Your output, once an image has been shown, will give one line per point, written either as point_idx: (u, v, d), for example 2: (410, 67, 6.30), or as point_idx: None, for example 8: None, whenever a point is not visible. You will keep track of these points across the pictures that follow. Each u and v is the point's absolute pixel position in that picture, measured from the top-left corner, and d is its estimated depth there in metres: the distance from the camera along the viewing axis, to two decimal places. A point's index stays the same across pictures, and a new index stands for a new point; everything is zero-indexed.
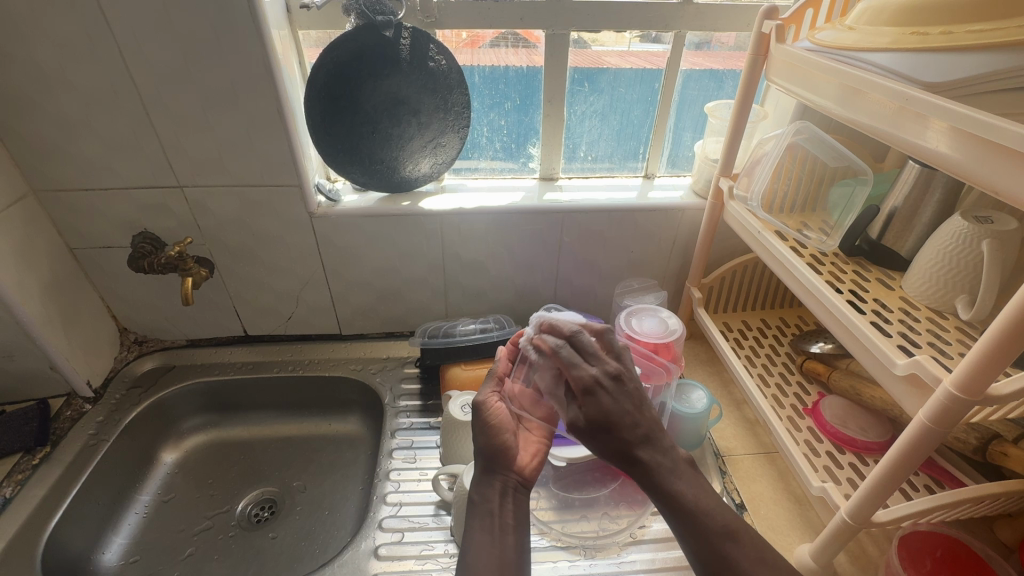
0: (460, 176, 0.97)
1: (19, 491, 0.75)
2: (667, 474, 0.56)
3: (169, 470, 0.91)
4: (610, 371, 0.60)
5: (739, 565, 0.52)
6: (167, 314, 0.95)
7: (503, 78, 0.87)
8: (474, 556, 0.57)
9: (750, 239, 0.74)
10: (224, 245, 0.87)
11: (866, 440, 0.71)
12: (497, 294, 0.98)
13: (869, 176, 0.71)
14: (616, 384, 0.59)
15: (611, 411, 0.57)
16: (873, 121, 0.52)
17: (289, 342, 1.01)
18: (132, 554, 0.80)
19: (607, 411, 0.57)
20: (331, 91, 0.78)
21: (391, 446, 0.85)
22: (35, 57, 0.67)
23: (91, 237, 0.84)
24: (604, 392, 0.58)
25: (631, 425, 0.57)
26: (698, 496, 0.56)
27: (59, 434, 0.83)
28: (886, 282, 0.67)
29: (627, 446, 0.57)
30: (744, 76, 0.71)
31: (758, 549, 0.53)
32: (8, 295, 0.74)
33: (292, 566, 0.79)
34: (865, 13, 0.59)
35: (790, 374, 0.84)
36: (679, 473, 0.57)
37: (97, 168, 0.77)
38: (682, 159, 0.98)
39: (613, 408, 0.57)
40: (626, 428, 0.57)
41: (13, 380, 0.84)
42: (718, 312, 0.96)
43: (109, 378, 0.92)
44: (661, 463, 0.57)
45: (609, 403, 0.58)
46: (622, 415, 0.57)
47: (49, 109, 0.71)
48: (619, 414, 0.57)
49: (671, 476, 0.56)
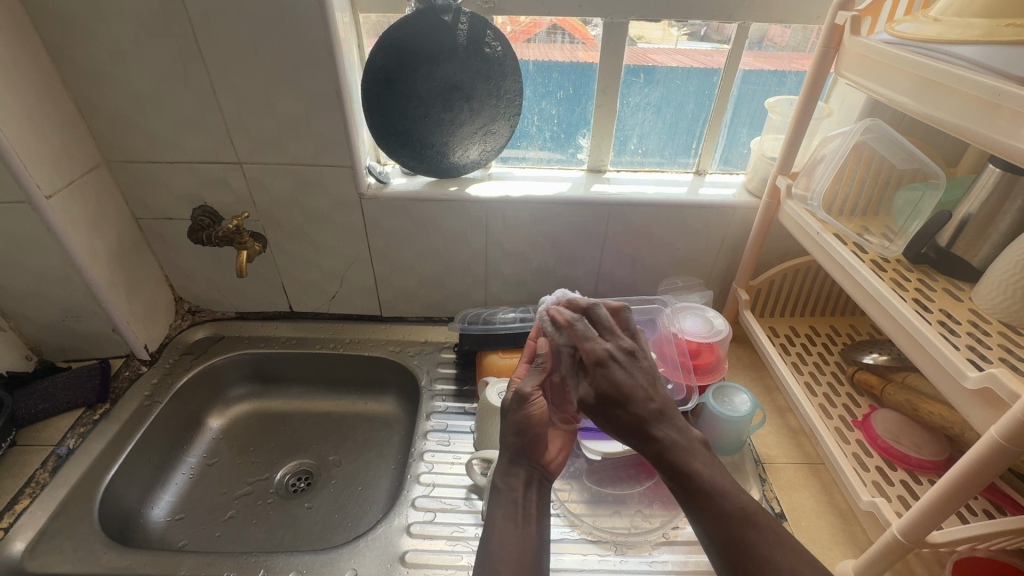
0: (507, 165, 0.97)
1: (81, 443, 0.80)
2: (684, 454, 0.55)
3: (214, 435, 0.95)
4: (623, 346, 0.60)
5: (759, 552, 0.50)
6: (220, 286, 0.99)
7: (556, 68, 0.87)
8: (497, 543, 0.59)
9: (808, 240, 0.71)
10: (277, 222, 0.90)
11: (920, 457, 0.67)
12: (537, 285, 0.98)
13: (942, 180, 0.66)
14: (630, 359, 0.59)
15: (624, 383, 0.57)
16: (956, 119, 0.49)
17: (332, 321, 1.04)
18: (178, 512, 0.84)
19: (619, 384, 0.56)
20: (388, 75, 0.79)
21: (426, 428, 0.86)
22: (115, 33, 0.71)
23: (155, 208, 0.88)
24: (618, 365, 0.58)
25: (643, 400, 0.56)
26: (716, 476, 0.54)
27: (118, 393, 0.88)
28: (954, 293, 0.63)
29: (640, 421, 0.55)
30: (811, 70, 0.68)
31: (778, 533, 0.51)
32: (79, 258, 0.79)
33: (326, 536, 0.81)
34: (953, 4, 0.56)
35: (839, 385, 0.80)
36: (695, 452, 0.56)
37: (165, 142, 0.80)
38: (736, 156, 0.95)
39: (625, 381, 0.57)
40: (639, 403, 0.56)
41: (78, 340, 0.89)
42: (764, 316, 0.94)
43: (163, 344, 0.97)
44: (676, 441, 0.56)
45: (621, 376, 0.57)
46: (636, 388, 0.57)
47: (124, 83, 0.75)
48: (632, 387, 0.57)
49: (687, 455, 0.55)
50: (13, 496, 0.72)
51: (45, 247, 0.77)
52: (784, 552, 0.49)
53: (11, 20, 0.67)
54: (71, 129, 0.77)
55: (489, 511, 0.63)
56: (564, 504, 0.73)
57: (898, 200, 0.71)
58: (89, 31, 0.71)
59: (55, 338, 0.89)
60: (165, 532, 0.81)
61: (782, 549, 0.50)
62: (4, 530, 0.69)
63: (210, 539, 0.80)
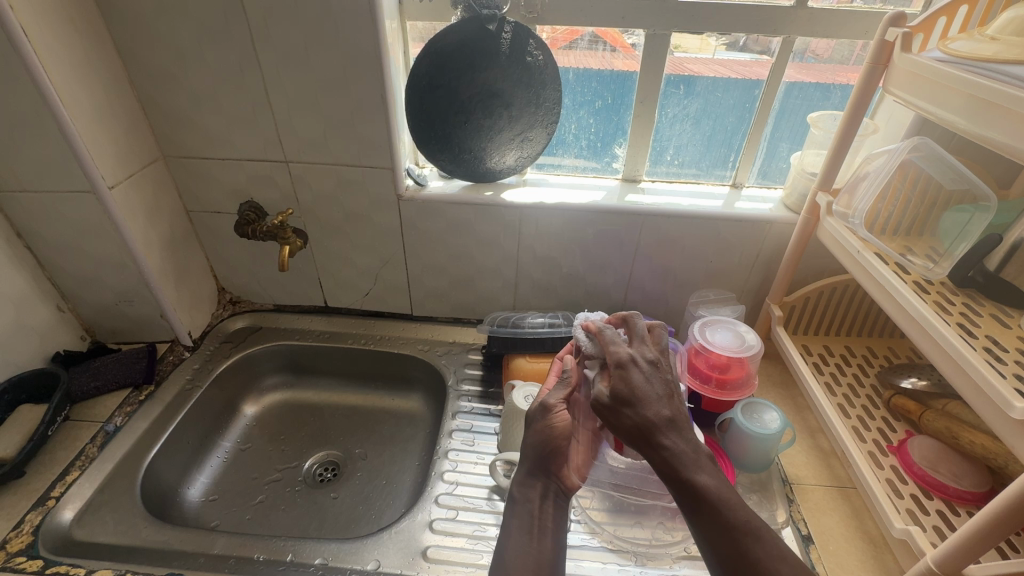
0: (541, 172, 0.99)
1: (127, 421, 0.84)
2: (690, 464, 0.53)
3: (248, 422, 0.99)
4: (648, 356, 0.60)
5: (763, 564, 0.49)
6: (261, 279, 1.03)
7: (596, 77, 0.88)
8: (514, 554, 0.60)
9: (848, 259, 0.70)
10: (318, 220, 0.93)
11: (958, 488, 0.64)
12: (566, 291, 0.98)
13: (992, 202, 0.64)
14: (652, 368, 0.59)
15: (639, 387, 0.56)
16: (1011, 140, 0.48)
17: (365, 317, 1.07)
18: (211, 493, 0.87)
19: (633, 386, 0.56)
20: (431, 81, 0.81)
21: (451, 427, 0.88)
22: (179, 36, 0.75)
23: (205, 202, 0.92)
24: (638, 370, 0.58)
25: (657, 407, 0.55)
26: (722, 489, 0.53)
27: (162, 375, 0.92)
28: (1003, 319, 0.61)
29: (648, 426, 0.54)
30: (857, 86, 0.67)
31: (782, 549, 0.50)
32: (135, 246, 0.83)
33: (350, 526, 0.83)
34: (1011, 23, 0.54)
35: (875, 408, 0.78)
36: (702, 463, 0.54)
37: (218, 139, 0.85)
38: (774, 170, 0.94)
39: (642, 386, 0.56)
40: (651, 407, 0.55)
41: (129, 323, 0.94)
42: (797, 333, 0.92)
43: (205, 332, 1.01)
44: (684, 452, 0.54)
45: (638, 381, 0.57)
46: (650, 395, 0.56)
47: (186, 84, 0.79)
48: (647, 393, 0.56)
49: (693, 467, 0.53)
50: (65, 468, 0.77)
51: (105, 234, 0.82)
52: (788, 569, 0.49)
53: (89, 22, 0.73)
54: (135, 125, 0.81)
55: (505, 520, 0.64)
56: (585, 513, 0.72)
57: (944, 220, 0.69)
58: (155, 33, 0.75)
59: (108, 320, 0.94)
60: (200, 512, 0.84)
61: (785, 564, 0.49)
62: (56, 498, 0.73)
63: (241, 521, 0.84)
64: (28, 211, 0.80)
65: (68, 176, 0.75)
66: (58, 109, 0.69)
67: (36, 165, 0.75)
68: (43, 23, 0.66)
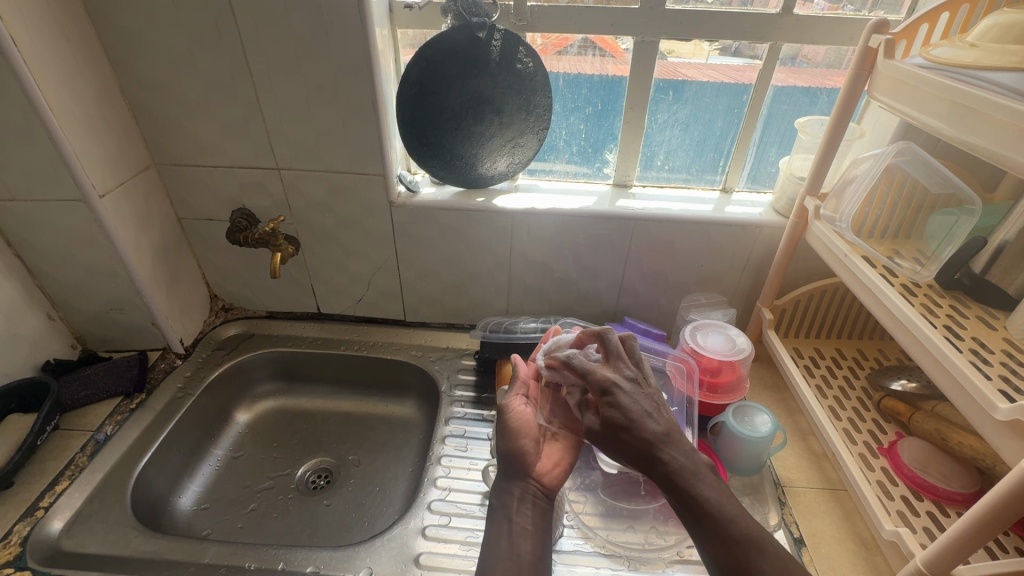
0: (534, 178, 0.99)
1: (118, 430, 0.84)
2: (691, 478, 0.55)
3: (241, 429, 0.99)
4: (628, 375, 0.61)
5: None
6: (253, 286, 1.03)
7: (585, 84, 0.89)
8: (493, 559, 0.59)
9: (835, 263, 0.71)
10: (310, 227, 0.93)
11: (948, 489, 0.65)
12: (559, 296, 0.99)
13: (977, 205, 0.65)
14: (634, 386, 0.60)
15: (631, 409, 0.57)
16: (991, 145, 0.49)
17: (357, 323, 1.07)
18: (204, 502, 0.87)
19: (625, 409, 0.57)
20: (423, 88, 0.82)
21: (445, 433, 0.88)
22: (170, 45, 0.75)
23: (197, 210, 0.92)
24: (623, 391, 0.59)
25: (651, 424, 0.56)
26: (723, 500, 0.54)
27: (154, 384, 0.92)
28: (988, 321, 0.62)
29: (648, 446, 0.55)
30: (843, 92, 0.68)
31: (784, 558, 0.51)
32: (126, 254, 0.83)
33: (342, 534, 0.83)
34: (991, 30, 0.55)
35: (865, 410, 0.78)
36: (701, 475, 0.55)
37: (210, 148, 0.85)
38: (763, 175, 0.95)
39: (632, 406, 0.57)
40: (645, 426, 0.56)
41: (120, 331, 0.94)
42: (788, 336, 0.92)
43: (197, 340, 1.01)
44: (684, 466, 0.55)
45: (627, 402, 0.57)
46: (642, 414, 0.57)
47: (177, 93, 0.80)
48: (639, 412, 0.57)
49: (694, 479, 0.54)
50: (54, 477, 0.76)
51: (96, 243, 0.81)
52: None
53: (80, 33, 0.73)
54: (126, 133, 0.82)
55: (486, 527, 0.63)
56: (579, 517, 0.73)
57: (931, 224, 0.70)
58: (147, 41, 0.75)
59: (99, 329, 0.94)
60: (190, 520, 0.84)
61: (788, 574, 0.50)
62: (45, 508, 0.72)
63: (233, 530, 0.83)
64: (18, 219, 0.79)
65: (58, 184, 0.75)
66: (49, 119, 0.69)
67: (26, 175, 0.75)
68: (31, 31, 0.66)
